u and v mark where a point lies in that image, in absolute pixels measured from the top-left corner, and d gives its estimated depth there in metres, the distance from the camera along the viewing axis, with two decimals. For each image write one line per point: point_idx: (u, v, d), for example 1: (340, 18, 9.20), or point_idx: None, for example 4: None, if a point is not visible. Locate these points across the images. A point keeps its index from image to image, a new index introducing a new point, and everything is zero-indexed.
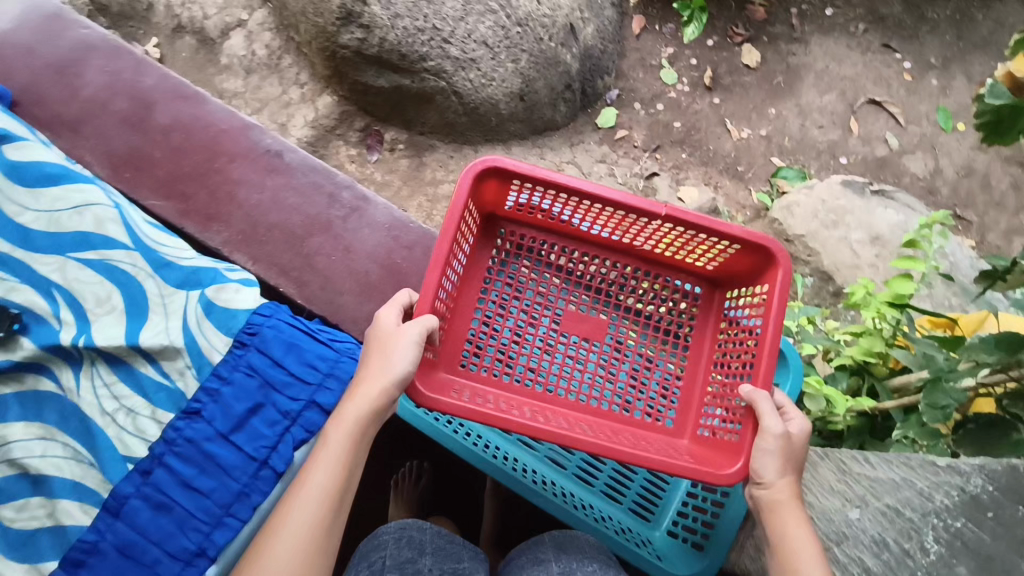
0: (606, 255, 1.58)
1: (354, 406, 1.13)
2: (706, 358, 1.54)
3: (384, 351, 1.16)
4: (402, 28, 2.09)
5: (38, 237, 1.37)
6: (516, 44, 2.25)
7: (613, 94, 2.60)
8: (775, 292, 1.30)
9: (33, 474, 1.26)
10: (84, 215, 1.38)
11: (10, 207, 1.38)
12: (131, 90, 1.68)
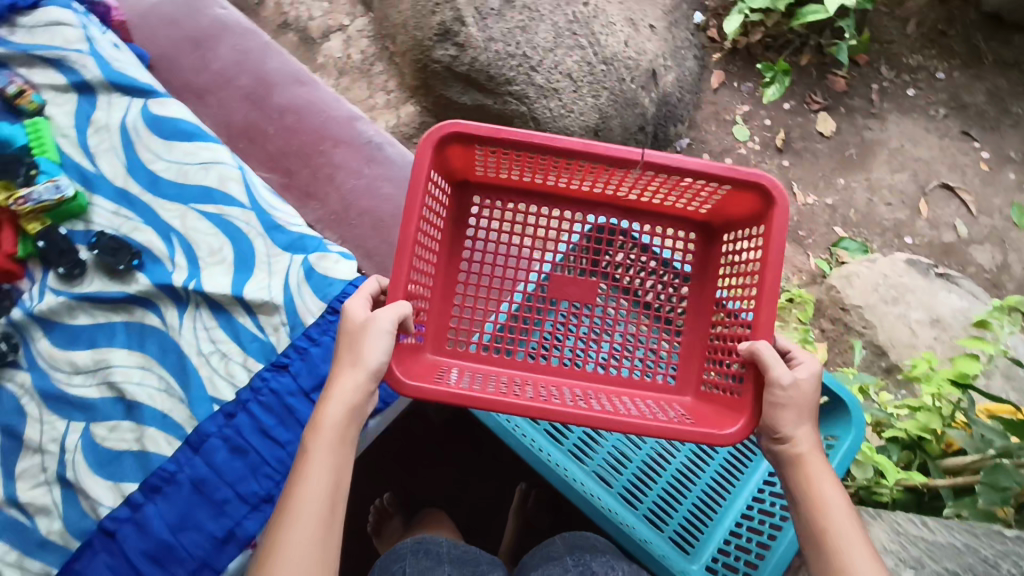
0: (589, 206, 1.55)
1: (334, 410, 1.05)
2: (707, 300, 1.53)
3: (357, 347, 1.10)
4: (494, 51, 2.20)
5: (166, 187, 1.61)
6: (599, 81, 2.32)
7: (684, 142, 2.62)
8: (771, 232, 1.25)
9: (130, 396, 1.48)
10: (209, 172, 1.61)
11: (145, 159, 1.64)
12: (255, 70, 1.79)
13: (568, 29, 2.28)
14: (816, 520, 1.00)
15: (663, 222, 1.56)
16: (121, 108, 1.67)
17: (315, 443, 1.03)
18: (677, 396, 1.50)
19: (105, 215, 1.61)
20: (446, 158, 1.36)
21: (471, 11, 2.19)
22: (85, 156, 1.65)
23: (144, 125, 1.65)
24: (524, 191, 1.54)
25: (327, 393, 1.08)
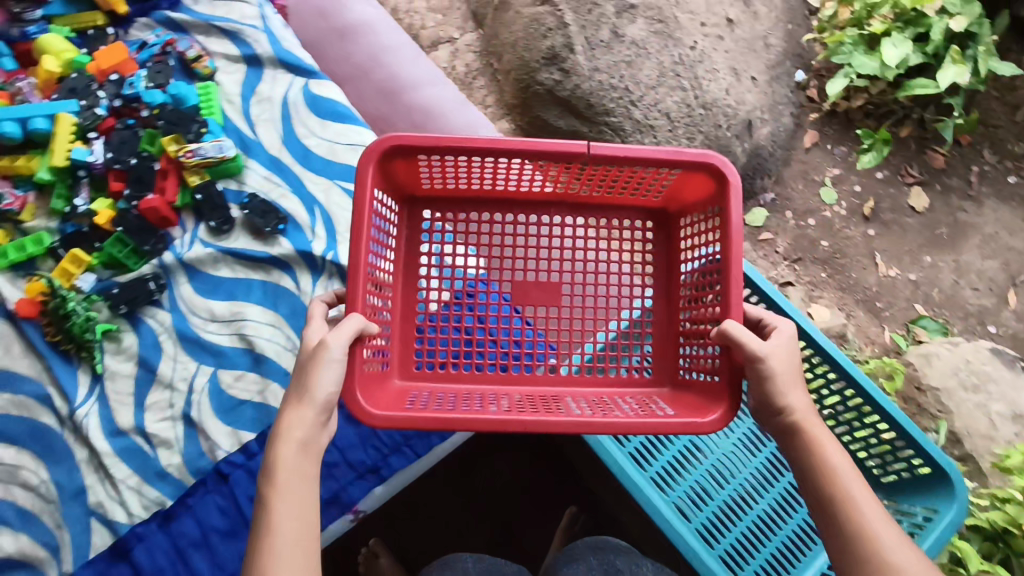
0: (540, 206, 1.54)
1: (287, 448, 0.99)
2: (672, 286, 1.51)
3: (305, 386, 1.05)
4: (597, 80, 2.25)
5: (315, 162, 1.80)
6: (696, 124, 2.33)
7: (768, 197, 2.57)
8: (728, 211, 1.25)
9: (259, 348, 1.65)
10: (356, 153, 1.79)
11: (299, 133, 1.83)
12: (393, 66, 1.92)
13: (671, 70, 2.31)
14: (825, 484, 0.99)
15: (618, 212, 1.55)
16: (282, 84, 1.87)
17: (276, 488, 0.97)
18: (655, 382, 1.49)
19: (256, 178, 1.79)
20: (389, 175, 1.35)
21: (581, 40, 2.25)
22: (245, 122, 1.85)
23: (305, 103, 1.84)
24: (473, 202, 1.54)
25: (280, 434, 1.00)
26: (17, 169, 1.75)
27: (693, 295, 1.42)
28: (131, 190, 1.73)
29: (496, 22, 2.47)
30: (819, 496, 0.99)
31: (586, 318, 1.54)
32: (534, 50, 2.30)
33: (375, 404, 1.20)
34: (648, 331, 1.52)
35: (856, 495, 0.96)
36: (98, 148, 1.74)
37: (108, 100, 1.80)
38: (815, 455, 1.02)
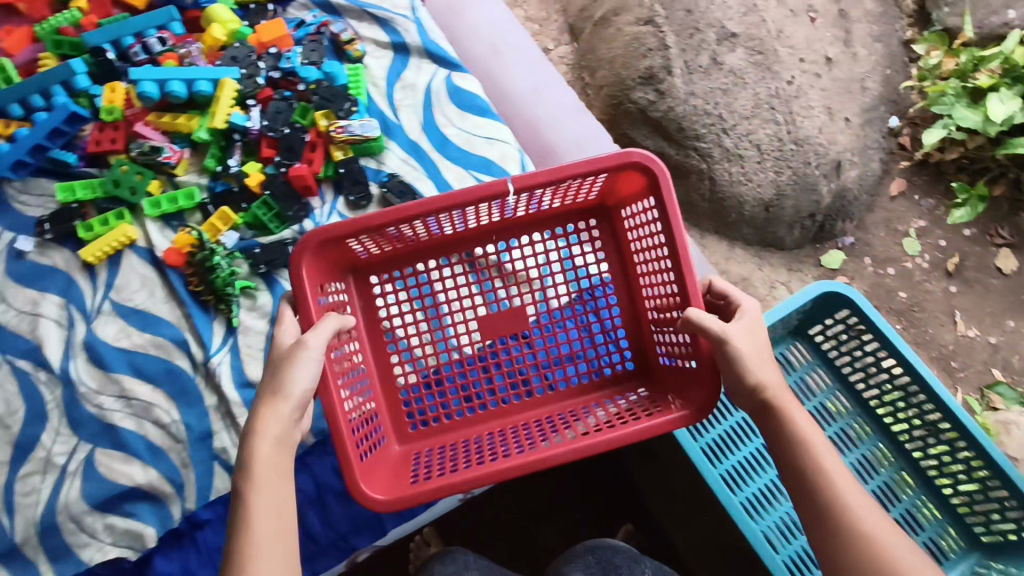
0: (471, 241, 1.30)
1: (272, 425, 0.85)
2: (629, 269, 1.30)
3: (276, 380, 0.88)
4: (694, 105, 2.00)
5: (451, 148, 1.44)
6: (785, 159, 2.02)
7: (850, 240, 2.16)
8: (666, 214, 1.09)
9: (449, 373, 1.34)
10: (494, 145, 1.42)
11: (438, 115, 1.46)
12: (489, 39, 1.59)
13: (766, 101, 2.03)
14: (792, 462, 0.86)
15: (558, 215, 1.30)
16: (431, 65, 1.50)
17: (257, 474, 0.82)
18: (637, 380, 1.30)
19: (395, 159, 1.43)
20: (345, 259, 1.21)
21: (682, 63, 2.02)
22: (390, 108, 1.47)
23: (444, 94, 1.48)
24: (410, 250, 1.27)
25: (258, 420, 0.85)
26: (175, 128, 1.41)
27: (652, 286, 1.22)
28: (280, 158, 1.39)
29: (593, 32, 2.18)
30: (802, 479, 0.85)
31: (550, 327, 1.30)
32: (632, 68, 2.06)
33: (380, 485, 1.05)
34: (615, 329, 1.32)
35: (839, 477, 0.83)
36: (254, 113, 1.40)
37: (269, 66, 1.44)
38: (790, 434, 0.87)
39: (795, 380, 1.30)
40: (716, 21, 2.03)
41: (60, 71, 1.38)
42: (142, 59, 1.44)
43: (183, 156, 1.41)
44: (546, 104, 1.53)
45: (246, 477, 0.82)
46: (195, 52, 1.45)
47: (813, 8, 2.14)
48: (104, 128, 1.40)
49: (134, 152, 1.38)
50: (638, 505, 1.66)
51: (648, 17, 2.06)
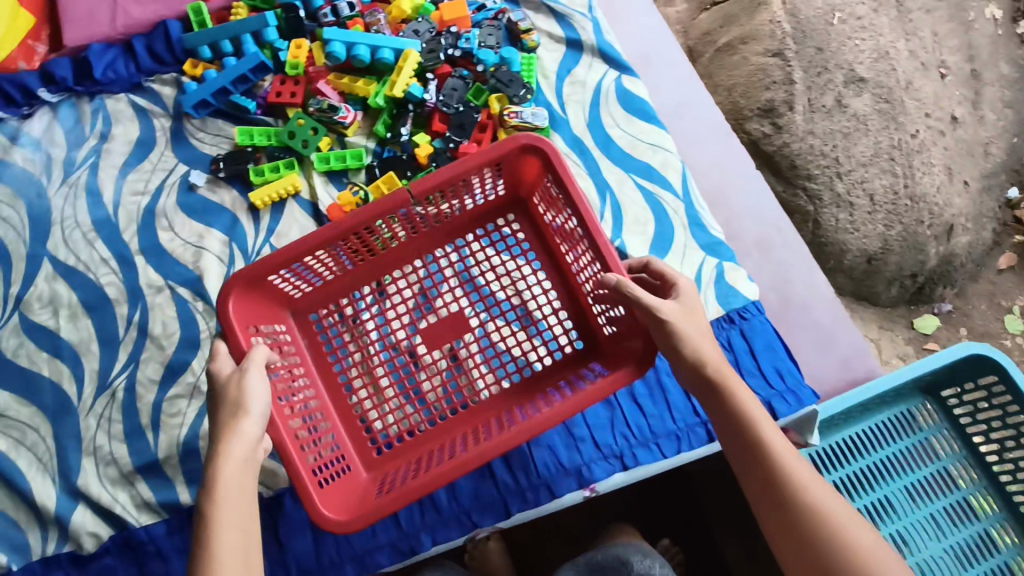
0: (380, 275, 0.88)
1: (240, 453, 0.57)
2: (555, 248, 0.88)
3: (234, 401, 0.61)
4: (809, 143, 1.35)
5: (613, 148, 0.99)
6: (897, 213, 1.36)
7: (944, 308, 1.45)
8: (570, 193, 0.76)
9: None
10: (656, 155, 0.99)
11: (606, 113, 1.01)
12: (638, 20, 1.24)
13: (886, 151, 1.37)
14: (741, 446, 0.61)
15: (474, 217, 0.89)
16: (605, 67, 1.04)
17: (219, 512, 0.53)
18: (576, 355, 0.85)
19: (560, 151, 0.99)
20: (259, 306, 0.80)
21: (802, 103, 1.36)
22: (560, 101, 1.02)
23: (626, 106, 1.02)
24: (344, 279, 0.87)
25: (217, 451, 0.57)
26: (352, 92, 0.99)
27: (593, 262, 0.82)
28: (450, 137, 0.96)
29: (715, 58, 1.46)
30: (743, 457, 0.60)
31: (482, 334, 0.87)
32: (745, 101, 1.39)
33: (340, 506, 0.72)
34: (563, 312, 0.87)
35: (791, 458, 0.59)
36: (432, 87, 0.98)
37: (451, 45, 1.01)
38: (725, 400, 0.62)
39: (909, 445, 1.04)
40: (846, 59, 1.39)
41: (251, 24, 1.01)
42: (330, 20, 1.03)
43: (361, 115, 1.00)
44: (681, 135, 1.18)
45: (204, 506, 0.53)
46: (385, 22, 1.02)
47: (944, 61, 1.46)
48: (279, 80, 1.00)
49: (312, 108, 0.97)
50: (705, 530, 1.04)
51: (778, 47, 1.38)
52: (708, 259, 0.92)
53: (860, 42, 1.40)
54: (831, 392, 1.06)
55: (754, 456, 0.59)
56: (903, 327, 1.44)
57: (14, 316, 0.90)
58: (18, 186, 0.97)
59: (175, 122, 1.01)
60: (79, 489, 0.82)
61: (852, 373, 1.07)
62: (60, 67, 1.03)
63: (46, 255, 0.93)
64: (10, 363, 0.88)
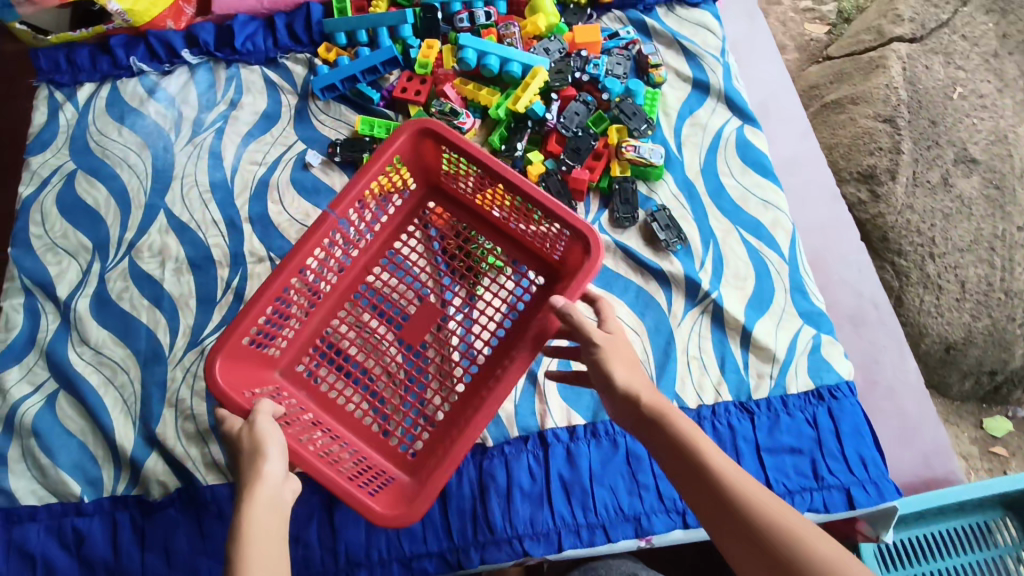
0: (346, 298, 0.87)
1: (269, 492, 0.54)
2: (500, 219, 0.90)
3: (252, 448, 0.59)
4: (906, 218, 1.23)
5: (725, 199, 0.97)
6: (987, 306, 1.21)
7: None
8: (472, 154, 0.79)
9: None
10: (767, 211, 0.96)
11: (723, 162, 0.99)
12: (764, 71, 1.22)
13: (987, 239, 1.23)
14: (690, 483, 0.53)
15: (406, 215, 0.90)
16: (729, 114, 1.03)
17: (252, 557, 0.49)
18: (544, 288, 0.88)
19: (670, 192, 0.97)
20: (248, 376, 0.76)
21: (906, 173, 1.25)
22: (677, 142, 1.01)
23: (745, 157, 0.99)
24: (313, 318, 0.85)
25: (243, 495, 0.54)
26: (475, 100, 1.01)
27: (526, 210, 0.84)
28: (563, 159, 0.95)
29: (819, 115, 1.35)
30: (688, 484, 0.53)
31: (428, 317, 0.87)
32: (845, 162, 1.29)
33: (388, 507, 0.70)
34: (519, 261, 0.90)
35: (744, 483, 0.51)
36: (555, 107, 0.98)
37: (579, 68, 1.01)
38: (661, 423, 0.56)
39: (980, 559, 0.96)
40: (960, 137, 1.28)
41: (391, 18, 1.03)
42: (465, 26, 1.04)
43: (479, 122, 1.01)
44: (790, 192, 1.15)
45: (234, 550, 0.50)
46: (519, 36, 1.03)
47: None
48: (406, 77, 1.02)
49: (434, 109, 0.99)
50: None
51: (890, 113, 1.27)
52: (807, 328, 0.89)
53: (978, 121, 1.29)
54: (906, 487, 1.00)
55: (698, 478, 0.52)
56: (970, 425, 1.25)
57: (124, 260, 0.94)
58: (148, 137, 1.02)
59: (301, 100, 1.05)
60: (156, 438, 0.84)
61: (932, 472, 1.00)
62: (205, 31, 1.08)
63: (163, 207, 0.97)
64: (113, 304, 0.91)
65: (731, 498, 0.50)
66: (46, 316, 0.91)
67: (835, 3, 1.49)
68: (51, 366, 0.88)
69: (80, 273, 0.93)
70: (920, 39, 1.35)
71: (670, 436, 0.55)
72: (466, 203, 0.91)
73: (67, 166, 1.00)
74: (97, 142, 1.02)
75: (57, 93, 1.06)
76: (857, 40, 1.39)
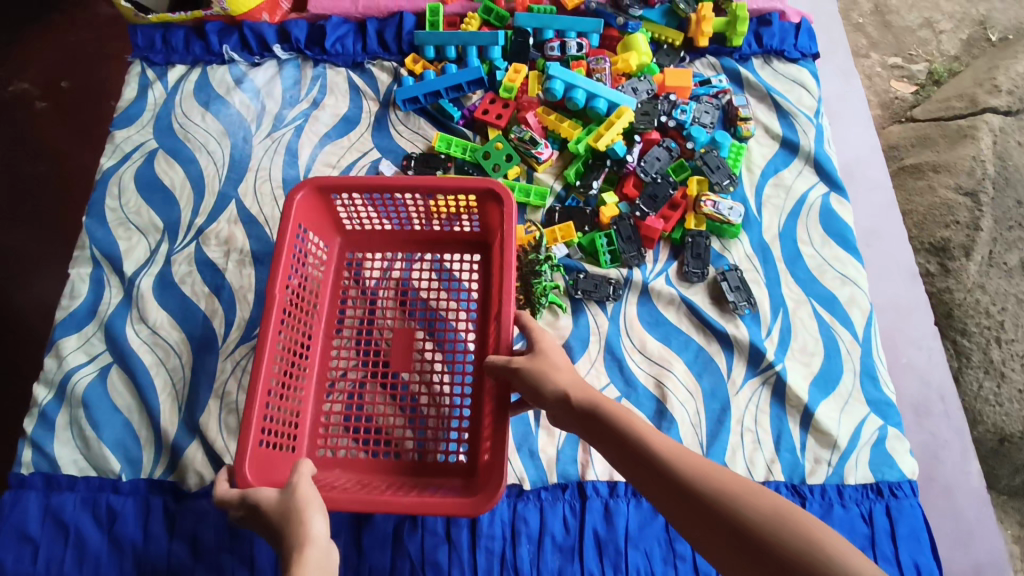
0: (328, 364, 0.89)
1: (315, 556, 0.55)
2: (427, 236, 0.95)
3: (286, 514, 0.59)
4: (977, 296, 1.16)
5: (801, 267, 0.93)
6: None
7: None
8: (375, 187, 0.85)
9: (677, 416, 0.84)
10: (845, 288, 0.92)
11: (803, 229, 0.96)
12: (856, 136, 1.17)
13: None
14: (637, 466, 0.56)
15: (340, 262, 0.94)
16: (815, 178, 0.99)
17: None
18: (482, 263, 0.94)
19: (743, 252, 0.94)
20: (276, 474, 0.77)
21: (981, 251, 1.17)
22: (758, 201, 0.97)
23: (826, 230, 0.95)
24: (309, 392, 0.87)
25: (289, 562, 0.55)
26: (554, 131, 0.99)
27: (445, 209, 0.90)
28: (639, 204, 0.93)
29: (895, 177, 1.28)
30: (633, 465, 0.57)
31: (374, 340, 0.91)
32: (916, 232, 1.21)
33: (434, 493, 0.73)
34: (446, 254, 0.96)
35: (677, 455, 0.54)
36: (636, 150, 0.96)
37: (665, 111, 0.99)
38: (600, 418, 0.61)
39: None
40: None
41: (483, 38, 1.03)
42: (556, 55, 1.03)
43: (557, 154, 0.99)
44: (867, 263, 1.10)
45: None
46: (609, 72, 1.01)
47: None
48: (489, 99, 1.01)
49: (513, 134, 0.98)
50: None
51: (973, 187, 1.19)
52: (873, 417, 0.84)
53: None
54: None
55: (640, 457, 0.56)
56: (1014, 523, 1.14)
57: (191, 245, 0.95)
58: (230, 126, 1.03)
59: (382, 108, 1.05)
60: (199, 427, 0.84)
61: None
62: (298, 28, 1.08)
63: (235, 197, 0.98)
64: (175, 287, 0.92)
65: (670, 468, 0.54)
66: (110, 290, 0.92)
67: (926, 63, 1.42)
68: (108, 340, 0.89)
69: (148, 251, 0.94)
70: (1016, 113, 1.26)
71: (608, 426, 0.60)
72: (390, 238, 0.95)
73: (149, 143, 1.02)
74: (181, 125, 1.03)
75: (149, 71, 1.07)
76: (947, 106, 1.31)
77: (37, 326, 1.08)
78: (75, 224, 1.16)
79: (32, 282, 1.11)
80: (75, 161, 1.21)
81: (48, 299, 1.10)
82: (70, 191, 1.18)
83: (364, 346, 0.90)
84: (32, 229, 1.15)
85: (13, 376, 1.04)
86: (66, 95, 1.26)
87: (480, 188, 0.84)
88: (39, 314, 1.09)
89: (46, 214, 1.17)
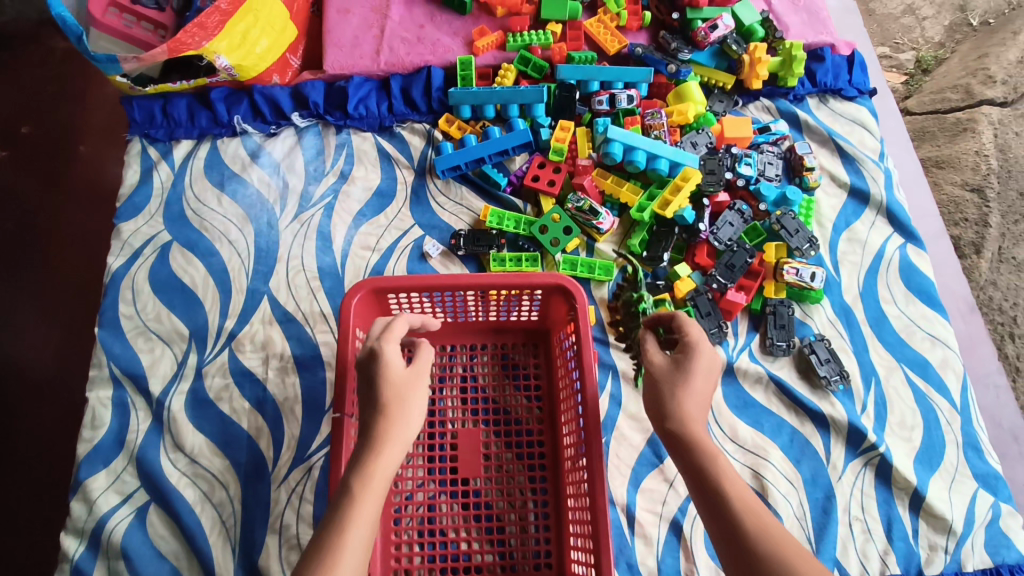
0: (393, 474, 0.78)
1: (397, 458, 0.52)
2: (481, 327, 0.86)
3: (397, 398, 0.54)
4: (990, 295, 1.08)
5: (887, 329, 0.88)
6: None
7: None
8: (430, 282, 0.76)
9: (782, 510, 0.78)
10: (936, 350, 0.87)
11: (884, 286, 0.91)
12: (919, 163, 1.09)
13: None
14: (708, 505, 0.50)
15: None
16: (889, 229, 0.94)
17: (366, 501, 0.48)
18: (544, 354, 0.86)
19: (827, 317, 0.89)
20: None
21: (995, 249, 1.10)
22: (834, 259, 0.92)
23: (909, 287, 0.90)
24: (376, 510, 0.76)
25: (373, 445, 0.52)
26: (613, 196, 0.91)
27: (503, 303, 0.82)
28: (717, 273, 0.87)
29: None
30: (705, 506, 0.51)
31: (440, 441, 0.81)
32: None
33: None
34: (504, 346, 0.87)
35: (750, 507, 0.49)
36: (706, 216, 0.89)
37: (729, 166, 0.92)
38: (687, 447, 0.54)
39: None
40: None
41: (524, 95, 0.93)
42: (604, 109, 0.95)
43: (618, 221, 0.91)
44: None
45: (357, 485, 0.49)
46: (667, 126, 0.93)
47: None
48: (538, 163, 0.93)
49: (570, 205, 0.89)
50: None
51: (979, 182, 1.13)
52: (983, 494, 0.80)
53: None
54: None
55: (709, 495, 0.51)
56: None
57: (223, 353, 0.85)
58: (251, 210, 0.92)
59: (418, 178, 0.95)
60: (259, 570, 0.75)
61: None
62: (315, 91, 0.97)
63: (267, 293, 0.88)
64: (211, 405, 0.82)
65: (739, 523, 0.48)
66: (136, 413, 0.82)
67: (912, 52, 1.27)
68: (142, 476, 0.79)
69: (174, 364, 0.84)
70: (1011, 103, 1.18)
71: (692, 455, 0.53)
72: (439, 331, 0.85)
73: (161, 236, 0.91)
74: (194, 211, 0.92)
75: (151, 149, 0.96)
76: (941, 98, 1.20)
77: (30, 414, 0.97)
78: (55, 292, 1.04)
79: (12, 359, 1.00)
80: (44, 220, 1.08)
81: (38, 382, 0.99)
82: (43, 253, 1.06)
83: (433, 450, 0.80)
84: (7, 300, 1.03)
85: (7, 470, 0.94)
86: (27, 143, 1.13)
87: (551, 283, 0.77)
88: (27, 396, 0.98)
89: (19, 285, 1.04)
